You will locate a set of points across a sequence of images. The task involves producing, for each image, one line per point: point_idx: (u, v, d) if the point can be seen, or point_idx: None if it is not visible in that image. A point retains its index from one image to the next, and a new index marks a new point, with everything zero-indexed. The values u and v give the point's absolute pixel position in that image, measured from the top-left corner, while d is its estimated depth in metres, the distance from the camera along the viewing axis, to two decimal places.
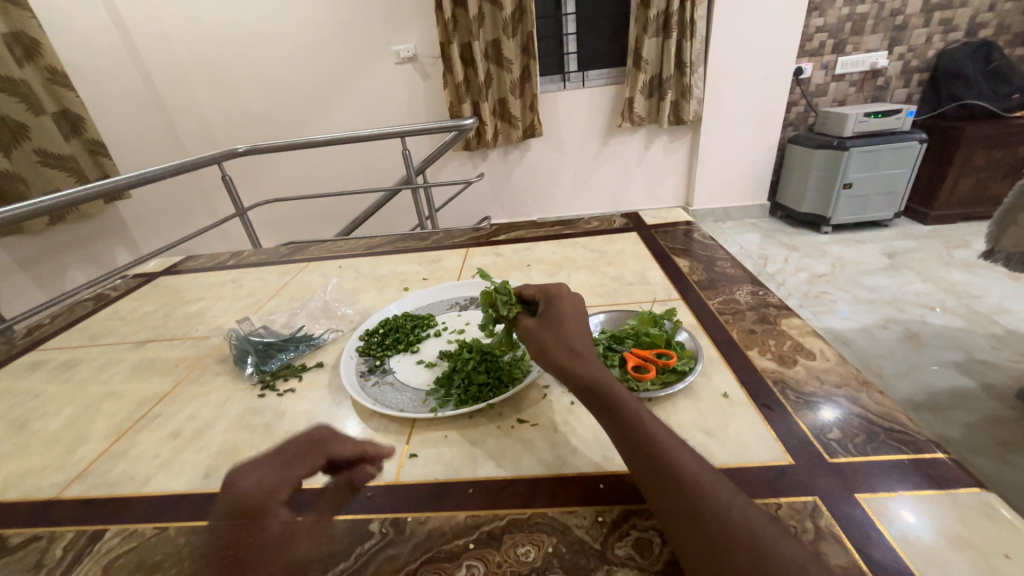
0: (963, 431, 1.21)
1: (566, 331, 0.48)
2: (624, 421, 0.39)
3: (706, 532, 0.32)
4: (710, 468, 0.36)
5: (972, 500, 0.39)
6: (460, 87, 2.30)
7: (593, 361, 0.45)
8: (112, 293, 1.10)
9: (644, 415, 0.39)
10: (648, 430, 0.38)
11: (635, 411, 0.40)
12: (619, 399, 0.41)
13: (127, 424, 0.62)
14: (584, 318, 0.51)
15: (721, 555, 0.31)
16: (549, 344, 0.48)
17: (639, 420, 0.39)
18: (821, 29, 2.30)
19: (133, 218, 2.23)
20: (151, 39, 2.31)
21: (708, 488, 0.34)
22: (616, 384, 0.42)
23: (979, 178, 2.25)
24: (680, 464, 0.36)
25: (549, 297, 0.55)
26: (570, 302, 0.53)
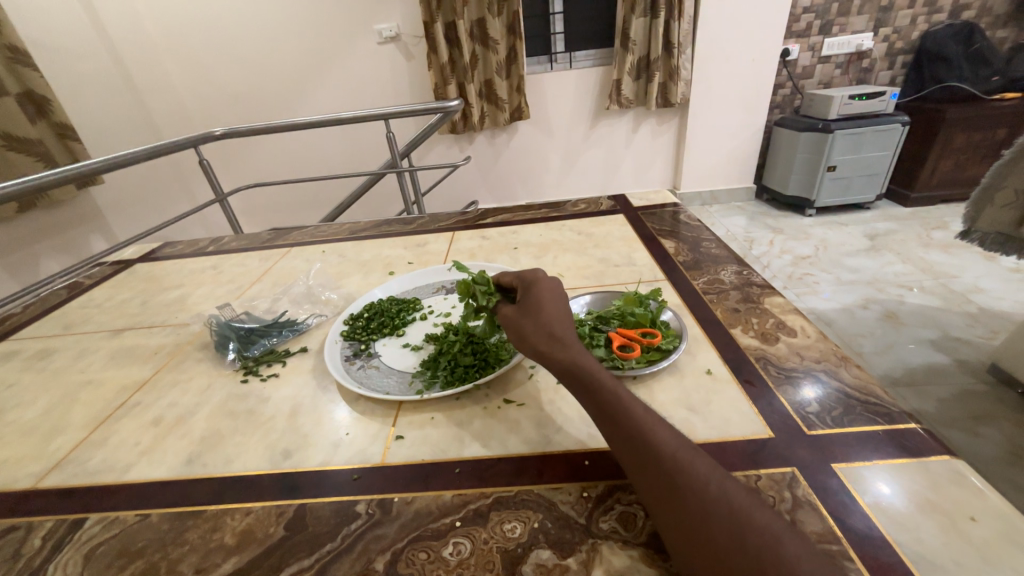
0: (937, 405, 1.25)
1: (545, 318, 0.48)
2: (604, 403, 0.39)
3: (685, 504, 0.33)
4: (689, 443, 0.37)
5: (943, 468, 0.40)
6: (445, 68, 2.24)
7: (573, 345, 0.44)
8: (87, 281, 1.07)
9: (624, 396, 0.40)
10: (627, 410, 0.38)
11: (616, 392, 0.40)
12: (598, 382, 0.41)
13: (105, 412, 0.61)
14: (562, 302, 0.51)
15: (698, 527, 0.31)
16: (528, 332, 0.47)
17: (619, 400, 0.39)
18: (808, 9, 2.29)
19: (108, 204, 2.15)
20: (117, 15, 2.20)
21: (686, 461, 0.35)
22: (596, 367, 0.42)
23: (958, 160, 2.29)
24: (659, 441, 0.36)
25: (527, 282, 0.53)
26: (550, 287, 0.52)
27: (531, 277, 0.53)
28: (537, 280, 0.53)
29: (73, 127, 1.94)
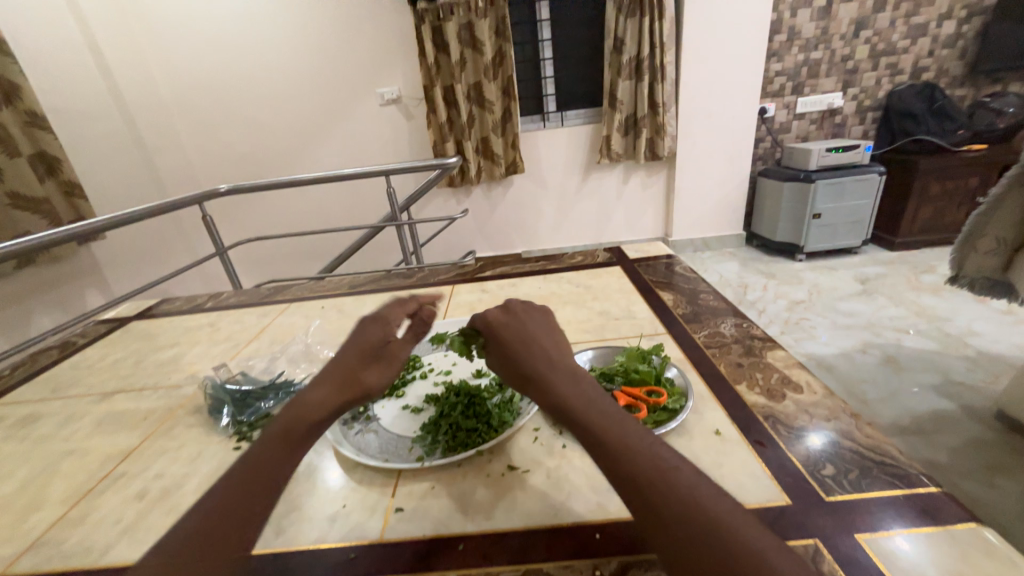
0: (949, 455, 1.22)
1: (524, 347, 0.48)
2: (585, 433, 0.39)
3: (676, 533, 0.32)
4: (676, 462, 0.36)
5: (970, 537, 0.38)
6: (443, 127, 2.36)
7: (551, 374, 0.44)
8: (79, 340, 1.05)
9: (604, 423, 0.39)
10: (608, 437, 0.38)
11: (596, 419, 0.39)
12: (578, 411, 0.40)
13: (87, 486, 0.58)
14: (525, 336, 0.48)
15: (694, 556, 0.31)
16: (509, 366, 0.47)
17: (599, 429, 0.39)
18: (780, 73, 2.48)
19: (107, 258, 2.17)
20: (134, 82, 2.34)
21: (672, 485, 0.34)
22: (575, 395, 0.42)
23: (936, 206, 2.39)
24: (642, 466, 0.35)
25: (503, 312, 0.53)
26: (527, 314, 0.52)
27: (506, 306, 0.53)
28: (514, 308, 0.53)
29: (80, 185, 1.99)
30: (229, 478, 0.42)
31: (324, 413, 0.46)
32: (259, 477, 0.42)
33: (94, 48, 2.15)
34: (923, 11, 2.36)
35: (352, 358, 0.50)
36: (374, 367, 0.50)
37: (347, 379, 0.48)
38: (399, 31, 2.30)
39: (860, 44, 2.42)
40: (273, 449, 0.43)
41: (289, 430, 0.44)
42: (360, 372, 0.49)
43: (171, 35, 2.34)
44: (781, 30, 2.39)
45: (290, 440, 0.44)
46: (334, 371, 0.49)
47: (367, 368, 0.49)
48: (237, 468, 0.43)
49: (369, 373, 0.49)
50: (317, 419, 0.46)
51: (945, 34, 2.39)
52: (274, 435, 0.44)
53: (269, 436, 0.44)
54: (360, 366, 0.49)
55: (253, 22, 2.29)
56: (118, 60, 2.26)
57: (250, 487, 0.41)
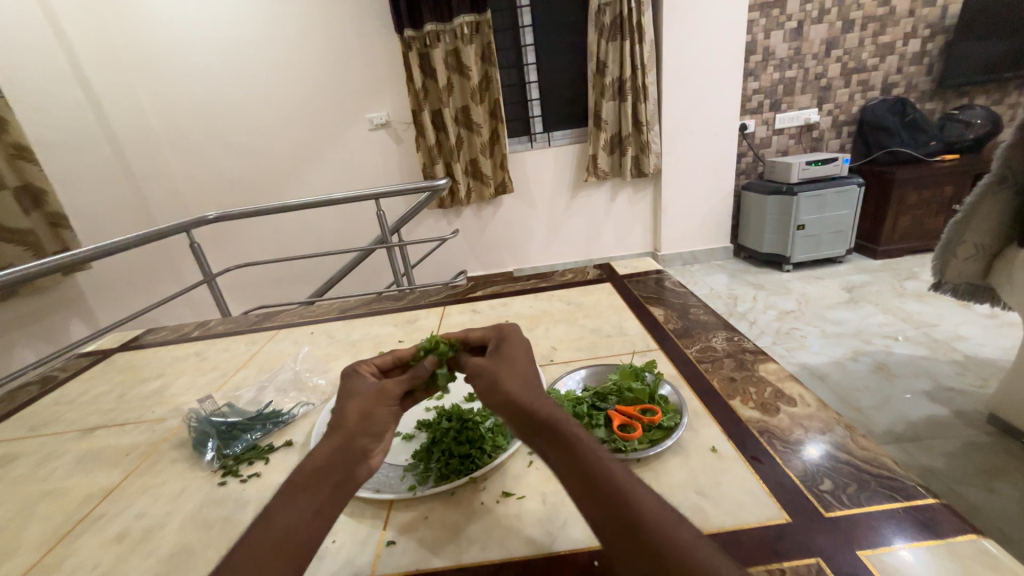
0: (946, 460, 1.22)
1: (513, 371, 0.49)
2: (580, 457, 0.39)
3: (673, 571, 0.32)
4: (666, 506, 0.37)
5: (970, 549, 0.38)
6: (432, 150, 2.40)
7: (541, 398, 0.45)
8: (60, 374, 1.02)
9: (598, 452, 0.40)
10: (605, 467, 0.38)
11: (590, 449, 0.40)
12: (574, 435, 0.41)
13: (64, 529, 0.55)
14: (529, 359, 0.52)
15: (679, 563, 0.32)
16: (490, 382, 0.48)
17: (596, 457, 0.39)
18: (758, 91, 2.56)
19: (91, 289, 2.13)
20: (123, 113, 2.35)
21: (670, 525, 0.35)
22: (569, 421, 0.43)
23: (915, 215, 2.45)
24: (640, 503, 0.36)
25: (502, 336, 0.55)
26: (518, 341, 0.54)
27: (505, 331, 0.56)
28: (510, 332, 0.56)
29: (65, 216, 1.96)
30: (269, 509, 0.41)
31: (355, 458, 0.46)
32: (303, 519, 0.41)
33: (82, 80, 2.17)
34: (889, 31, 2.47)
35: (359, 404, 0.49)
36: (389, 413, 0.50)
37: (366, 424, 0.47)
38: (387, 58, 2.35)
39: (831, 63, 2.52)
40: (315, 493, 0.42)
41: (324, 476, 0.43)
42: (375, 416, 0.48)
43: (160, 65, 2.37)
44: (756, 51, 2.49)
45: (326, 486, 0.43)
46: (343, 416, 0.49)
47: (381, 412, 0.49)
48: (272, 510, 0.41)
49: (387, 418, 0.49)
50: (352, 464, 0.45)
51: (912, 51, 2.51)
52: (308, 481, 0.43)
53: (303, 482, 0.43)
54: (373, 410, 0.49)
55: (243, 54, 2.34)
56: (107, 91, 2.27)
57: (297, 533, 0.40)
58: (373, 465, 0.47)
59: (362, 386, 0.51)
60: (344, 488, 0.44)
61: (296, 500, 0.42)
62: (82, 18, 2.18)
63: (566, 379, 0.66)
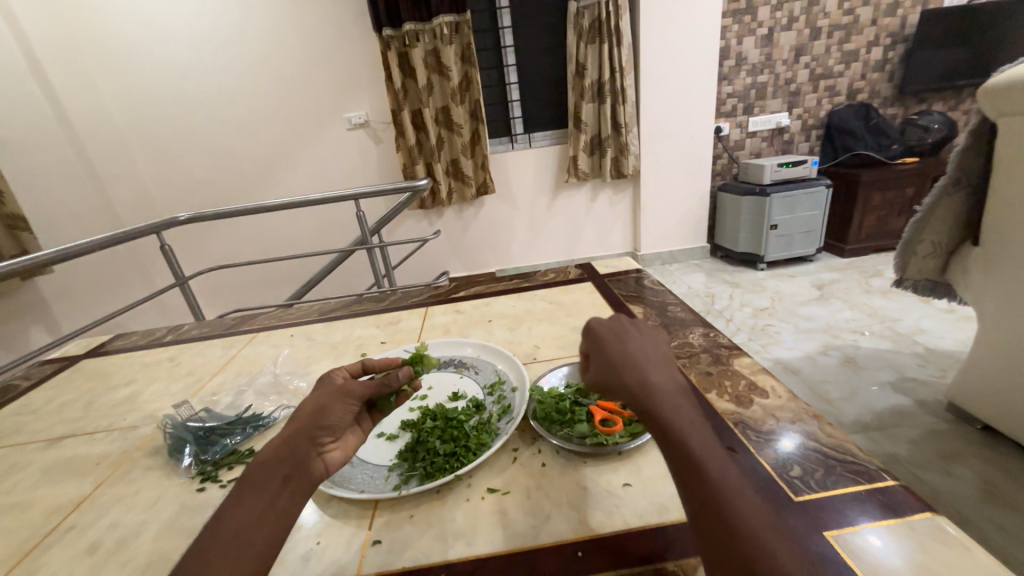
0: (909, 448, 1.28)
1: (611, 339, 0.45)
2: (668, 426, 0.38)
3: (738, 551, 0.32)
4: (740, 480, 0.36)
5: (926, 526, 0.41)
6: (412, 150, 2.39)
7: (642, 359, 0.42)
8: (23, 382, 0.98)
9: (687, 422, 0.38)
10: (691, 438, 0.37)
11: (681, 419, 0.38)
12: (668, 404, 0.39)
13: (30, 543, 0.53)
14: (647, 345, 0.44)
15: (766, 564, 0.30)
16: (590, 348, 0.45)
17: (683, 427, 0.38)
18: (731, 95, 2.64)
19: (53, 293, 2.04)
20: (86, 109, 2.25)
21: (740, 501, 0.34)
22: (670, 384, 0.41)
23: (879, 215, 2.57)
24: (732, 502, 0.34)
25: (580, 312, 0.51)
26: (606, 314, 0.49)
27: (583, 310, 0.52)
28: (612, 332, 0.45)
29: (24, 218, 1.87)
30: (228, 509, 0.41)
31: (304, 452, 0.46)
32: (253, 515, 0.41)
33: (41, 75, 2.07)
34: (853, 39, 2.58)
35: (316, 399, 0.50)
36: (346, 410, 0.50)
37: (318, 418, 0.48)
38: (366, 57, 2.33)
39: (800, 68, 2.62)
40: (265, 488, 0.42)
41: (274, 468, 0.44)
42: (330, 411, 0.49)
43: (127, 61, 2.28)
44: (729, 56, 2.57)
45: (276, 481, 0.43)
46: (299, 413, 0.49)
47: (337, 408, 0.49)
48: (229, 508, 0.41)
49: (342, 414, 0.50)
50: (303, 456, 0.45)
51: (874, 59, 2.63)
52: (260, 475, 0.43)
53: (254, 477, 0.43)
54: (328, 404, 0.49)
55: (215, 50, 2.28)
56: (69, 87, 2.18)
57: (247, 527, 0.40)
58: (327, 461, 0.47)
59: (322, 385, 0.52)
60: (298, 482, 0.44)
61: (247, 494, 0.42)
62: (40, 9, 2.08)
63: (550, 377, 0.67)
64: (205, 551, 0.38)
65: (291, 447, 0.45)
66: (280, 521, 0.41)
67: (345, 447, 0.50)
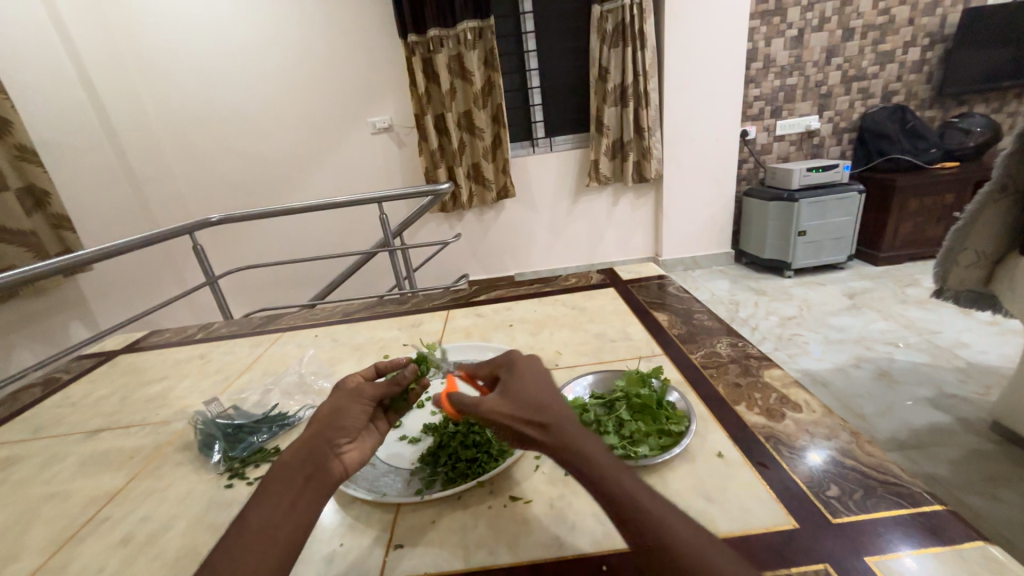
0: (949, 468, 1.21)
1: (534, 402, 0.45)
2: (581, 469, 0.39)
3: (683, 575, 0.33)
4: (704, 538, 0.36)
5: (977, 555, 0.38)
6: (435, 154, 2.41)
7: (534, 408, 0.44)
8: (64, 375, 1.02)
9: (628, 487, 0.38)
10: (636, 504, 0.37)
11: (620, 483, 0.38)
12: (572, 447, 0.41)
13: (69, 532, 0.55)
14: (545, 383, 0.48)
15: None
16: (516, 415, 0.44)
17: (625, 493, 0.38)
18: (759, 98, 2.58)
19: (93, 290, 2.13)
20: (127, 116, 2.36)
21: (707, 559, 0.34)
22: (570, 429, 0.42)
23: (916, 222, 2.46)
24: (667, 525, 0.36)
25: (510, 363, 0.51)
26: (532, 370, 0.50)
27: (512, 358, 0.52)
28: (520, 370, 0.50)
29: (68, 218, 1.97)
30: (250, 511, 0.42)
31: (324, 452, 0.46)
32: (273, 515, 0.41)
33: (87, 83, 2.18)
34: (889, 39, 2.49)
35: (335, 402, 0.50)
36: (361, 412, 0.50)
37: (335, 420, 0.48)
38: (391, 63, 2.37)
39: (832, 70, 2.54)
40: (287, 488, 0.43)
41: (295, 469, 0.44)
42: (347, 412, 0.49)
43: (165, 69, 2.39)
44: (757, 58, 2.51)
45: (298, 480, 0.44)
46: (318, 416, 0.49)
47: (353, 409, 0.50)
48: (251, 510, 0.42)
49: (359, 416, 0.50)
50: (323, 456, 0.45)
51: (911, 60, 2.53)
52: (282, 476, 0.44)
53: (276, 478, 0.44)
54: (346, 407, 0.50)
55: (246, 58, 2.36)
56: (111, 94, 2.28)
57: (270, 526, 0.41)
58: (345, 462, 0.47)
59: (338, 389, 0.53)
60: (317, 483, 0.44)
61: (270, 495, 0.43)
62: (87, 20, 2.19)
63: (573, 386, 0.66)
64: (231, 550, 0.39)
65: (311, 448, 0.46)
66: (301, 521, 0.42)
67: (363, 448, 0.49)
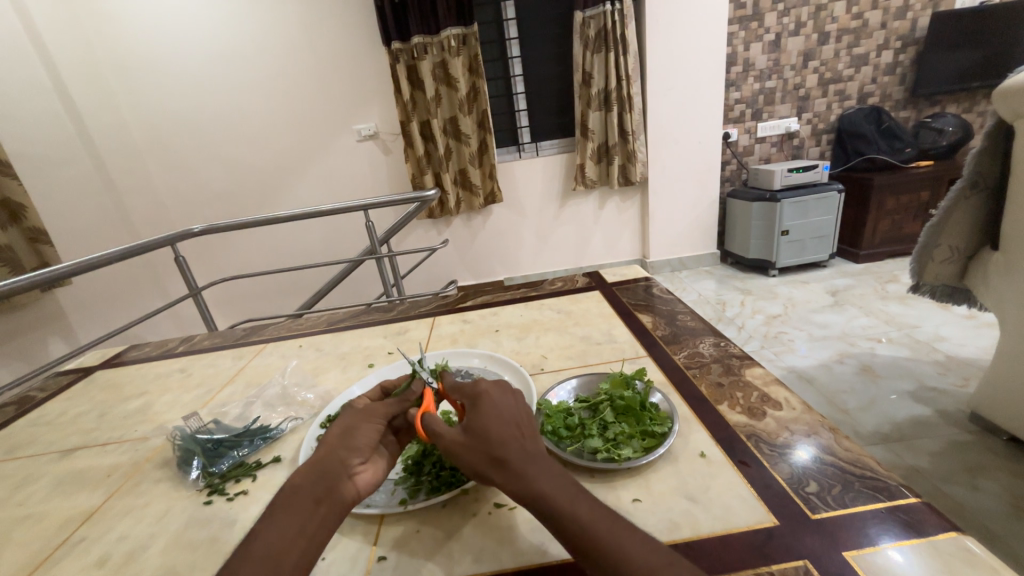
0: (931, 460, 1.24)
1: (495, 438, 0.43)
2: (546, 513, 0.39)
3: None
4: (671, 558, 0.36)
5: (951, 546, 0.39)
6: (421, 160, 2.41)
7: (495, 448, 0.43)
8: (39, 394, 0.99)
9: (584, 518, 0.38)
10: (597, 539, 0.37)
11: (579, 519, 0.38)
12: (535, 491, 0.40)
13: (41, 555, 0.53)
14: (512, 411, 0.46)
15: None
16: (480, 456, 0.42)
17: (584, 529, 0.38)
18: (739, 101, 2.63)
19: (72, 304, 2.09)
20: (107, 127, 2.32)
21: None
22: (533, 471, 0.41)
23: (894, 219, 2.52)
24: (634, 563, 0.36)
25: (474, 395, 0.48)
26: (497, 399, 0.47)
27: (478, 389, 0.48)
28: (484, 399, 0.47)
29: (45, 231, 1.91)
30: (259, 535, 0.42)
31: (334, 475, 0.45)
32: (283, 540, 0.42)
33: (63, 94, 2.15)
34: (863, 42, 2.56)
35: (347, 422, 0.49)
36: (374, 431, 0.49)
37: (346, 440, 0.48)
38: (375, 69, 2.37)
39: (809, 73, 2.60)
40: (298, 512, 0.43)
41: (306, 491, 0.44)
42: (359, 433, 0.48)
43: (144, 79, 2.35)
44: (737, 62, 2.56)
45: (310, 503, 0.44)
46: (328, 437, 0.48)
47: (365, 429, 0.49)
48: (260, 534, 0.42)
49: (371, 435, 0.49)
50: (334, 479, 0.45)
51: (885, 62, 2.60)
52: (293, 499, 0.44)
53: (286, 501, 0.44)
54: (357, 426, 0.49)
55: (227, 66, 2.33)
56: (89, 103, 2.25)
57: (279, 548, 0.41)
58: (358, 484, 0.46)
59: (350, 407, 0.52)
60: (328, 506, 0.44)
61: (282, 518, 0.43)
62: (64, 31, 2.16)
63: (558, 390, 0.66)
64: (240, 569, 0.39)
65: (321, 471, 0.46)
66: (310, 544, 0.42)
67: (377, 468, 0.48)
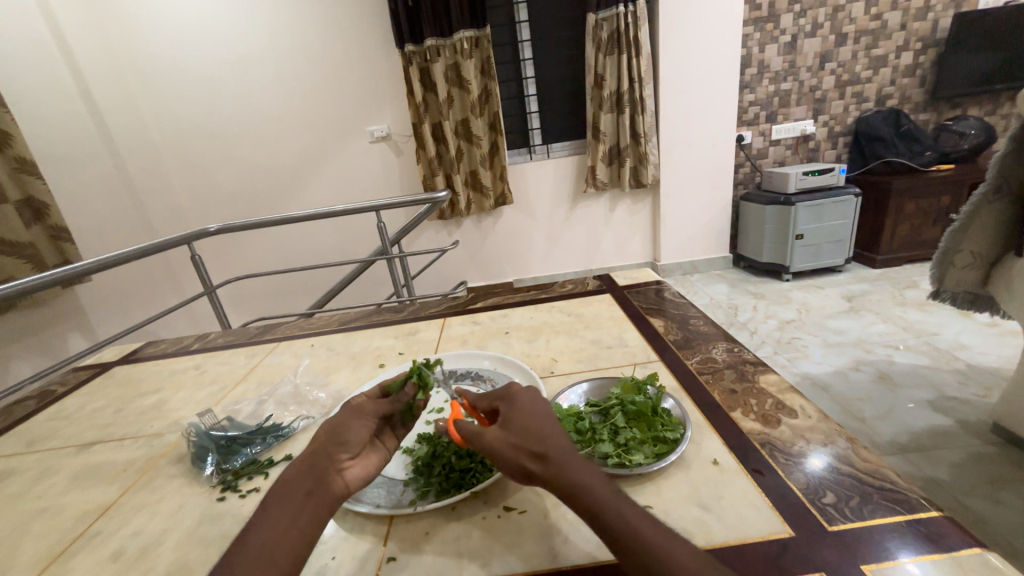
0: (950, 471, 1.20)
1: (534, 433, 0.43)
2: (588, 508, 0.38)
3: None
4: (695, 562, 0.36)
5: (976, 561, 0.38)
6: (432, 162, 2.43)
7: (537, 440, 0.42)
8: (59, 388, 1.02)
9: (623, 513, 0.38)
10: (640, 536, 0.37)
11: (621, 515, 0.38)
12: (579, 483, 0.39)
13: (58, 547, 0.55)
14: (545, 411, 0.47)
15: None
16: (520, 448, 0.42)
17: (626, 525, 0.37)
18: (754, 103, 2.60)
19: (92, 301, 2.13)
20: (128, 129, 2.38)
21: None
22: (575, 465, 0.41)
23: (913, 224, 2.46)
24: (674, 561, 0.35)
25: (506, 396, 0.49)
26: (530, 398, 0.48)
27: (509, 391, 0.49)
28: (519, 398, 0.47)
29: (67, 229, 1.97)
30: (252, 529, 0.43)
31: (322, 469, 0.45)
32: (272, 533, 0.42)
33: (87, 96, 2.21)
34: (882, 44, 2.51)
35: (337, 417, 0.49)
36: (364, 427, 0.49)
37: (336, 435, 0.47)
38: (388, 72, 2.39)
39: (826, 75, 2.56)
40: (288, 505, 0.44)
41: (296, 485, 0.45)
42: (348, 428, 0.48)
43: (163, 81, 2.40)
44: (752, 64, 2.53)
45: (298, 496, 0.44)
46: (320, 433, 0.49)
47: (353, 424, 0.48)
48: (253, 528, 0.43)
49: (361, 430, 0.48)
50: (322, 474, 0.45)
51: (904, 64, 2.55)
52: (282, 493, 0.45)
53: (277, 495, 0.45)
54: (347, 421, 0.49)
55: (243, 69, 2.37)
56: (110, 105, 2.30)
57: (269, 541, 0.41)
58: (347, 478, 0.46)
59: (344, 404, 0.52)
60: (318, 500, 0.44)
61: (272, 512, 0.43)
62: (88, 34, 2.22)
63: (568, 394, 0.66)
64: (232, 563, 0.40)
65: (309, 466, 0.46)
66: (299, 538, 0.42)
67: (366, 464, 0.48)
